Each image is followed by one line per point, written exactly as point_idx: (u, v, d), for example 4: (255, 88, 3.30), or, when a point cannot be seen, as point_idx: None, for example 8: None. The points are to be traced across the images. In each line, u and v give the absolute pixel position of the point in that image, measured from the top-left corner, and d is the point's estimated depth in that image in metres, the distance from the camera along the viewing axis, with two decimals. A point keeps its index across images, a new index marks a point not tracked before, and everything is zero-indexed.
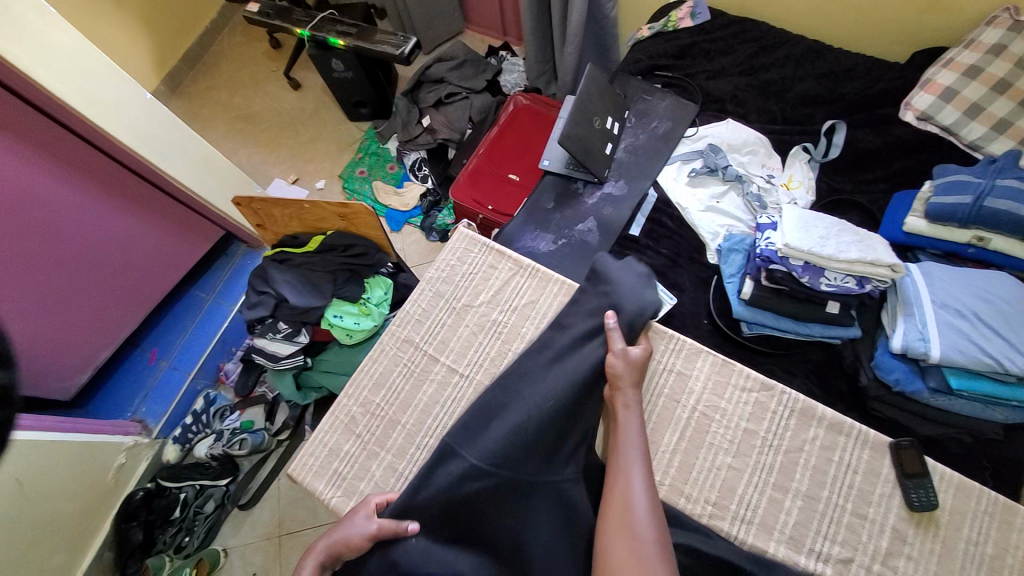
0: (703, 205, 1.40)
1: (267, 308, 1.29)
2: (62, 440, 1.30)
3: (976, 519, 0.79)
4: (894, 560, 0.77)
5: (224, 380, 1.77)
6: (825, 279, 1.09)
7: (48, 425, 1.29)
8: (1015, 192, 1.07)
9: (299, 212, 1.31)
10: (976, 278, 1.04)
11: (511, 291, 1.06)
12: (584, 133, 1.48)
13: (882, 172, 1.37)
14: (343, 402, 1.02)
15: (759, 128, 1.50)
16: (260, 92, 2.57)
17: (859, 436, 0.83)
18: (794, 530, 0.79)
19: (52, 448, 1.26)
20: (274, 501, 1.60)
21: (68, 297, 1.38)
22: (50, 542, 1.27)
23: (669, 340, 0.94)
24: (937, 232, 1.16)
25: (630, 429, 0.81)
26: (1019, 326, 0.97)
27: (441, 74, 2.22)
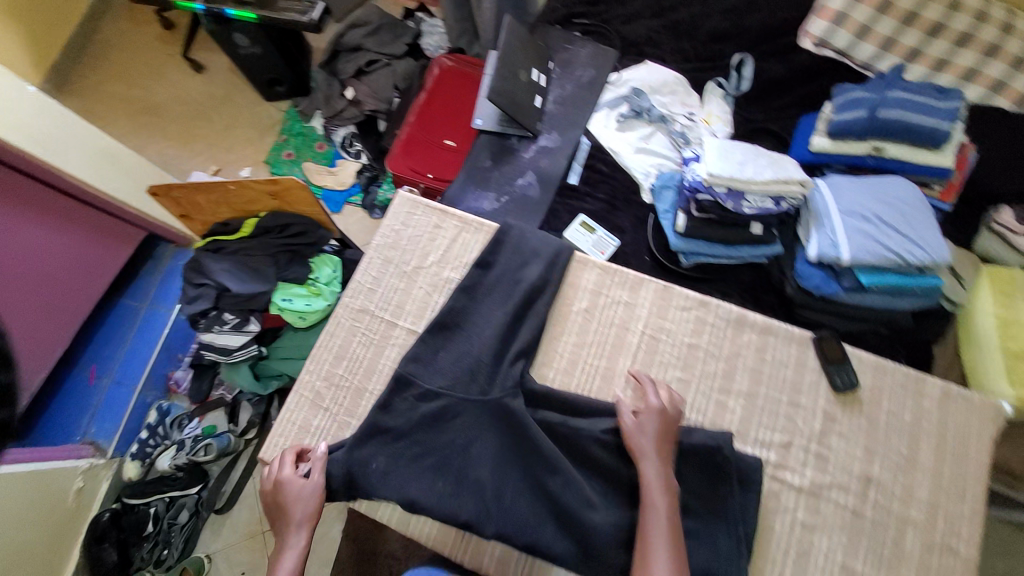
0: (634, 147, 1.46)
1: (208, 300, 1.25)
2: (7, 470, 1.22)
3: (892, 392, 0.89)
4: (828, 438, 0.87)
5: (176, 389, 1.68)
6: (746, 202, 1.19)
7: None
8: (903, 102, 1.20)
9: (225, 197, 1.26)
10: (874, 185, 1.16)
11: (460, 247, 1.08)
12: (511, 87, 1.48)
13: (789, 99, 1.47)
14: (306, 379, 1.01)
15: (676, 69, 1.56)
16: (160, 81, 2.36)
17: (785, 334, 0.93)
18: (740, 425, 0.88)
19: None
20: (251, 500, 1.57)
21: None
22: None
23: (614, 275, 1.00)
24: (839, 148, 1.27)
25: (652, 475, 0.77)
26: (912, 221, 1.10)
27: (357, 41, 2.13)
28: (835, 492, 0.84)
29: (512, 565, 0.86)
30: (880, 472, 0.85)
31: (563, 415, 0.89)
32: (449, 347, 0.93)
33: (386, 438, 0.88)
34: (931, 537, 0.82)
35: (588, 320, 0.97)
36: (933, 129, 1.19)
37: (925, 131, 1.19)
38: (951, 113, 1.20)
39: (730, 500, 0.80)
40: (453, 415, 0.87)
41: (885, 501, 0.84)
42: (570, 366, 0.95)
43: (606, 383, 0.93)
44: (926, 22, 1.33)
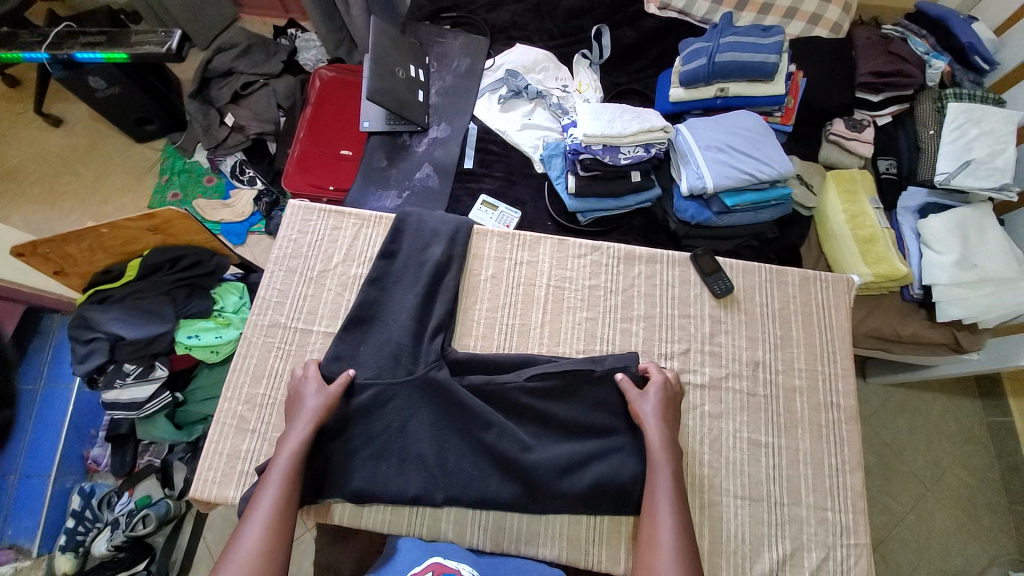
0: (518, 124, 1.53)
1: (102, 355, 1.16)
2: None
3: (762, 286, 1.04)
4: (718, 338, 1.00)
5: (96, 468, 1.56)
6: (622, 154, 1.29)
7: None
8: (734, 45, 1.35)
9: (99, 241, 1.17)
10: (724, 120, 1.31)
11: (362, 244, 1.10)
12: (391, 85, 1.51)
13: (646, 60, 1.62)
14: (225, 407, 0.98)
15: (544, 46, 1.66)
16: (11, 140, 2.14)
17: (668, 259, 1.05)
18: (645, 343, 0.99)
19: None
20: (208, 555, 1.50)
21: None
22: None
23: (513, 239, 1.07)
24: (692, 95, 1.42)
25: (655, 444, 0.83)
26: (759, 145, 1.26)
27: (227, 65, 2.04)
28: (732, 381, 0.97)
29: (471, 521, 0.90)
30: (765, 355, 1.00)
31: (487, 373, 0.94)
32: (369, 338, 0.94)
33: (317, 438, 0.88)
34: (815, 398, 0.98)
35: (497, 285, 1.03)
36: (762, 63, 1.34)
37: (757, 65, 1.34)
38: (775, 47, 1.35)
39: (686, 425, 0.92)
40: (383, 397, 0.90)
41: (773, 378, 0.98)
42: (488, 329, 1.00)
43: (523, 336, 1.00)
44: None
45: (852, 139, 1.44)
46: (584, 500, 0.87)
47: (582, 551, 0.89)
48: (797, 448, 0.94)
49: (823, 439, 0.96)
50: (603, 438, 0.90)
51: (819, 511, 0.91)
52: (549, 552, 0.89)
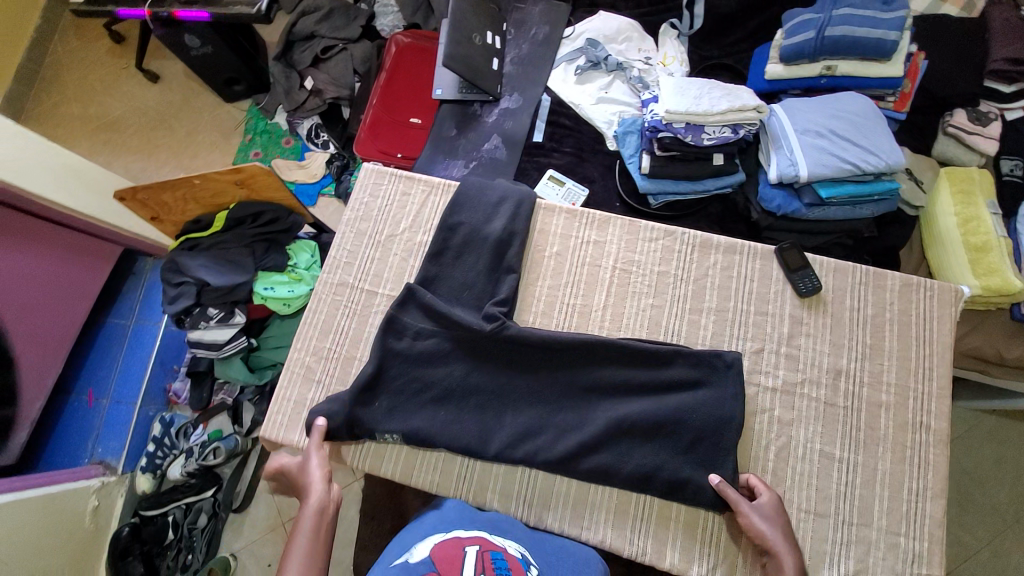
0: (594, 98, 1.47)
1: (190, 298, 1.25)
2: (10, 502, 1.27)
3: (854, 289, 0.95)
4: (797, 340, 0.92)
5: (177, 400, 1.75)
6: (706, 134, 1.20)
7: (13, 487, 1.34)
8: (850, 18, 1.20)
9: (191, 192, 1.24)
10: (828, 101, 1.18)
11: (429, 211, 1.10)
12: (466, 52, 1.48)
13: (741, 32, 1.48)
14: (295, 356, 1.03)
15: (629, 15, 1.56)
16: (117, 95, 2.32)
17: (750, 251, 0.97)
18: (714, 339, 0.92)
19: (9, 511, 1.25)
20: (266, 494, 1.67)
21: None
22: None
23: (581, 217, 1.03)
24: (792, 73, 1.30)
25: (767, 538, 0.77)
26: (866, 130, 1.13)
27: (310, 29, 2.09)
28: (809, 388, 0.90)
29: (516, 494, 0.91)
30: (849, 363, 0.91)
31: (544, 353, 0.92)
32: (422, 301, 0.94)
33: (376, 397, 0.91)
34: (901, 416, 0.89)
35: (561, 262, 1.00)
36: (879, 41, 1.19)
37: (872, 43, 1.20)
38: (897, 23, 1.19)
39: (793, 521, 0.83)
40: (448, 364, 0.92)
41: (856, 390, 0.90)
42: (546, 310, 0.98)
43: (583, 317, 0.96)
44: None
45: (974, 132, 1.27)
46: (631, 483, 0.85)
47: (626, 539, 0.87)
48: (875, 467, 0.87)
49: (906, 461, 0.87)
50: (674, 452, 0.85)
51: (891, 536, 0.84)
52: (592, 536, 0.88)
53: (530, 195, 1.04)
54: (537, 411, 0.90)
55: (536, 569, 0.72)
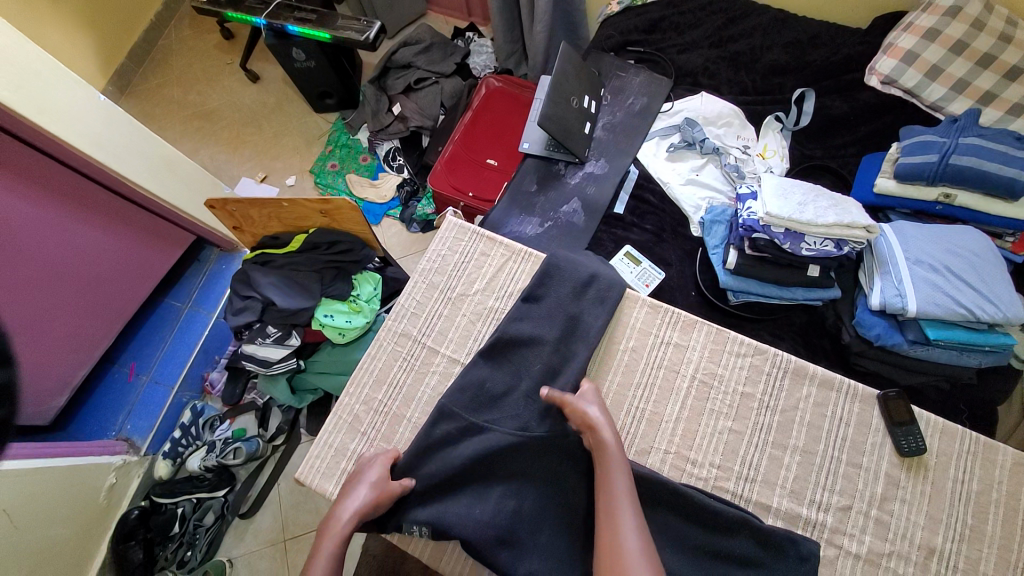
0: (683, 178, 1.42)
1: (253, 313, 1.26)
2: (42, 468, 1.29)
3: (960, 458, 0.84)
4: (889, 504, 0.83)
5: (211, 390, 1.77)
6: (805, 244, 1.13)
7: (34, 453, 1.31)
8: (977, 149, 1.13)
9: (277, 211, 1.27)
10: (944, 233, 1.10)
11: (505, 277, 1.07)
12: (562, 113, 1.46)
13: (851, 137, 1.42)
14: (345, 402, 1.01)
15: (732, 100, 1.52)
16: (217, 87, 2.45)
17: (849, 391, 0.89)
18: (795, 484, 0.84)
19: (30, 480, 1.25)
20: (275, 506, 1.64)
21: (54, 302, 1.39)
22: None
23: (664, 315, 0.97)
24: (906, 192, 1.21)
25: (611, 451, 0.80)
26: (985, 274, 1.04)
27: (408, 59, 2.15)
28: (895, 562, 0.80)
29: None
30: (945, 543, 0.81)
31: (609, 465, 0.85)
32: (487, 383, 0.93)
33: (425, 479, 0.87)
34: None
35: (636, 360, 0.95)
36: (1011, 179, 1.10)
37: (1003, 181, 1.11)
38: None
39: None
40: (505, 450, 0.87)
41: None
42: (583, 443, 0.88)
43: (652, 427, 0.90)
44: (1001, 65, 1.26)
45: None
46: None
47: None
48: None
49: None
50: None
51: None
52: None
53: (620, 279, 1.02)
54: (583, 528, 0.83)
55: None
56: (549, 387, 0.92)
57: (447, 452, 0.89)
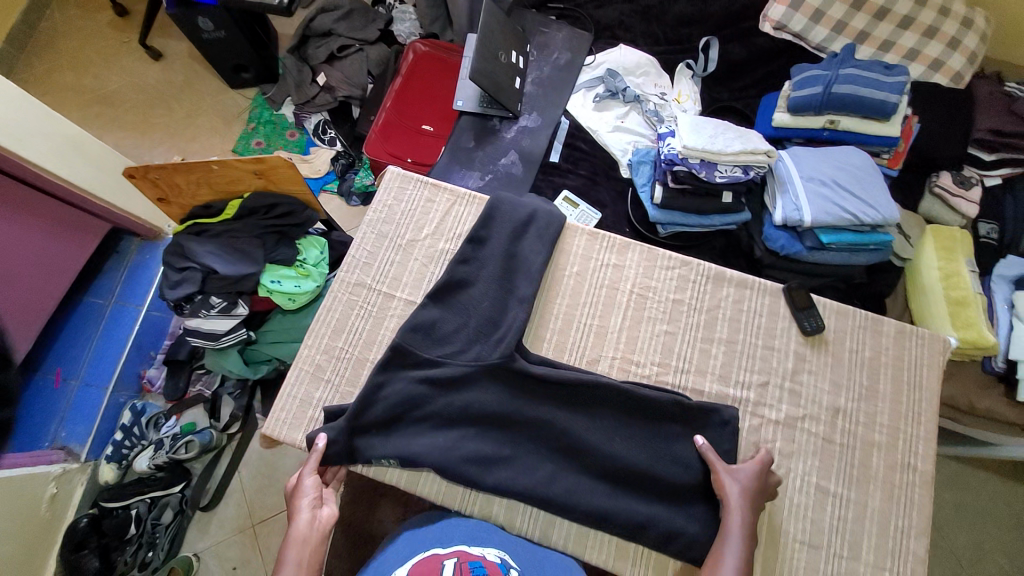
0: (611, 125, 1.52)
1: (192, 284, 1.23)
2: None
3: (853, 332, 1.01)
4: (800, 376, 0.98)
5: (150, 388, 1.66)
6: (719, 171, 1.27)
7: None
8: (854, 78, 1.30)
9: (206, 177, 1.23)
10: (831, 153, 1.27)
11: (452, 220, 1.11)
12: (492, 68, 1.50)
13: (751, 80, 1.58)
14: (305, 353, 1.02)
15: (648, 51, 1.63)
16: (115, 68, 2.25)
17: (760, 287, 1.03)
18: (723, 369, 0.98)
19: None
20: (236, 494, 1.60)
21: None
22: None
23: (601, 241, 1.07)
24: (798, 122, 1.38)
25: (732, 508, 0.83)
26: (866, 185, 1.21)
27: (328, 26, 2.08)
28: (808, 423, 0.95)
29: (522, 510, 0.92)
30: (846, 402, 0.97)
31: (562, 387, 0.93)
32: (444, 317, 0.97)
33: (405, 419, 0.92)
34: (890, 454, 0.95)
35: (580, 282, 1.04)
36: (882, 102, 1.29)
37: (876, 103, 1.29)
38: (897, 87, 1.30)
39: (780, 553, 0.88)
40: (467, 375, 0.92)
41: (851, 427, 0.95)
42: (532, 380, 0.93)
43: (599, 338, 1.00)
44: (871, 7, 1.44)
45: (956, 196, 1.37)
46: (628, 485, 0.89)
47: (630, 557, 0.89)
48: (865, 503, 0.92)
49: (892, 497, 0.92)
50: (679, 478, 0.88)
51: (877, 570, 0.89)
52: (595, 557, 0.89)
53: (558, 217, 1.09)
54: (539, 438, 0.91)
55: (516, 571, 0.76)
56: (504, 313, 0.98)
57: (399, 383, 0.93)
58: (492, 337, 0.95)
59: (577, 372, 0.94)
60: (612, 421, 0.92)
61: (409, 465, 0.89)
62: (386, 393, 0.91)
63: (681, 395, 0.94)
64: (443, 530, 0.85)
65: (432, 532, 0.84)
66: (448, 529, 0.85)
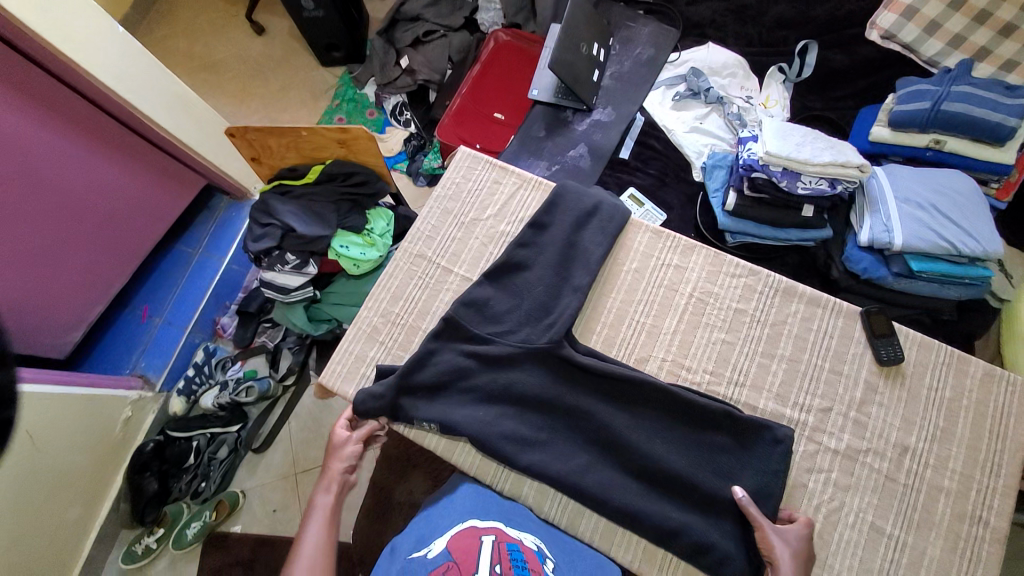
0: (688, 126, 1.47)
1: (273, 239, 1.32)
2: (60, 394, 1.33)
3: (935, 368, 0.92)
4: (866, 406, 0.91)
5: (222, 334, 1.81)
6: (801, 182, 1.19)
7: (43, 379, 1.32)
8: (966, 97, 1.18)
9: (295, 141, 1.31)
10: (935, 174, 1.16)
11: (517, 203, 1.12)
12: (573, 59, 1.49)
13: (850, 90, 1.47)
14: (364, 314, 1.08)
15: (738, 52, 1.56)
16: (224, 40, 2.45)
17: (834, 308, 0.96)
18: (781, 387, 0.92)
19: (51, 405, 1.30)
20: (285, 444, 1.67)
21: (72, 237, 1.42)
22: (54, 500, 1.33)
23: (666, 240, 1.04)
24: (899, 139, 1.27)
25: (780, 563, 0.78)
26: (971, 212, 1.10)
27: (416, 11, 2.15)
28: (869, 457, 0.88)
29: (552, 496, 0.92)
30: (917, 441, 0.89)
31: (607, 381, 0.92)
32: (499, 297, 0.98)
33: (450, 391, 0.94)
34: (961, 505, 0.86)
35: (638, 279, 1.02)
36: (997, 125, 1.16)
37: (989, 126, 1.17)
38: (1018, 109, 1.17)
39: None
40: (514, 355, 0.93)
41: (919, 469, 0.87)
42: (579, 369, 0.93)
43: (652, 338, 0.98)
44: (995, 24, 1.29)
45: None
46: (663, 489, 0.86)
47: (654, 564, 0.87)
48: (924, 552, 0.84)
49: (957, 552, 0.84)
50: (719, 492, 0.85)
51: None
52: (621, 556, 0.88)
53: (622, 212, 1.06)
54: (578, 428, 0.91)
55: (551, 562, 0.76)
56: (557, 300, 0.98)
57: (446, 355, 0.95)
58: (543, 322, 0.96)
59: (624, 368, 0.93)
60: (655, 423, 0.90)
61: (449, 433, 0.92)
62: (438, 360, 0.95)
63: (732, 407, 0.90)
64: (473, 498, 0.87)
65: (467, 506, 0.85)
66: (477, 499, 0.87)
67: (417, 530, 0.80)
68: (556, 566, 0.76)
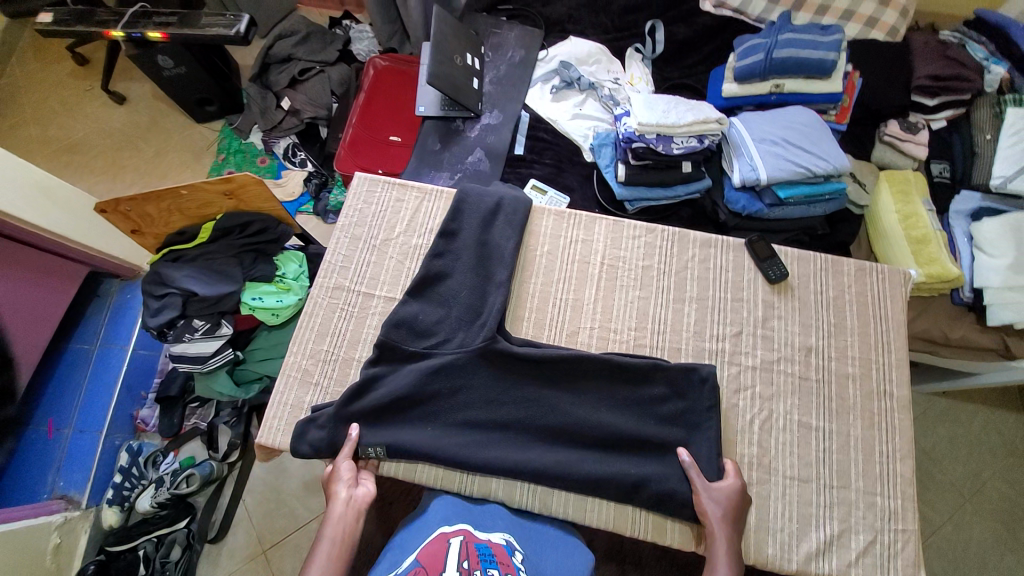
0: (570, 114, 1.57)
1: (174, 309, 1.25)
2: None
3: (816, 275, 1.06)
4: (770, 322, 1.02)
5: (144, 428, 1.64)
6: (675, 143, 1.31)
7: None
8: (791, 42, 1.36)
9: (177, 202, 1.25)
10: (780, 114, 1.33)
11: (423, 215, 1.15)
12: (448, 71, 1.54)
13: (698, 57, 1.64)
14: (292, 360, 1.04)
15: (598, 40, 1.69)
16: (80, 116, 2.26)
17: (723, 245, 1.08)
18: (697, 325, 1.01)
19: None
20: (245, 522, 1.55)
21: None
22: None
23: (568, 219, 1.11)
24: (746, 90, 1.44)
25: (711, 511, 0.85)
26: (815, 140, 1.27)
27: (287, 51, 2.12)
28: (784, 364, 0.99)
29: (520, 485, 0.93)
30: (817, 341, 1.01)
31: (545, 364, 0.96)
32: (426, 308, 1.00)
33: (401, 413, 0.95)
34: (867, 385, 0.99)
35: (553, 259, 1.08)
36: (821, 60, 1.36)
37: (815, 63, 1.36)
38: (834, 45, 1.37)
39: (772, 492, 0.91)
40: (453, 360, 0.95)
41: (826, 364, 0.99)
42: (516, 359, 0.96)
43: (576, 311, 1.04)
44: None
45: (906, 140, 1.43)
46: (619, 447, 0.92)
47: (628, 519, 0.91)
48: (848, 433, 0.96)
49: (874, 427, 0.96)
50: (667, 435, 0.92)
51: (868, 495, 0.92)
52: (595, 519, 0.91)
53: (526, 200, 1.12)
54: (529, 413, 0.94)
55: (521, 553, 0.77)
56: (482, 296, 1.01)
57: (387, 377, 0.96)
58: (474, 322, 0.98)
59: (557, 348, 0.98)
60: (597, 389, 0.95)
61: (403, 453, 0.92)
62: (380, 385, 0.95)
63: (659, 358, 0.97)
64: (438, 509, 0.87)
65: (433, 517, 0.85)
66: (443, 509, 0.87)
67: (392, 547, 0.80)
68: (526, 557, 0.78)
